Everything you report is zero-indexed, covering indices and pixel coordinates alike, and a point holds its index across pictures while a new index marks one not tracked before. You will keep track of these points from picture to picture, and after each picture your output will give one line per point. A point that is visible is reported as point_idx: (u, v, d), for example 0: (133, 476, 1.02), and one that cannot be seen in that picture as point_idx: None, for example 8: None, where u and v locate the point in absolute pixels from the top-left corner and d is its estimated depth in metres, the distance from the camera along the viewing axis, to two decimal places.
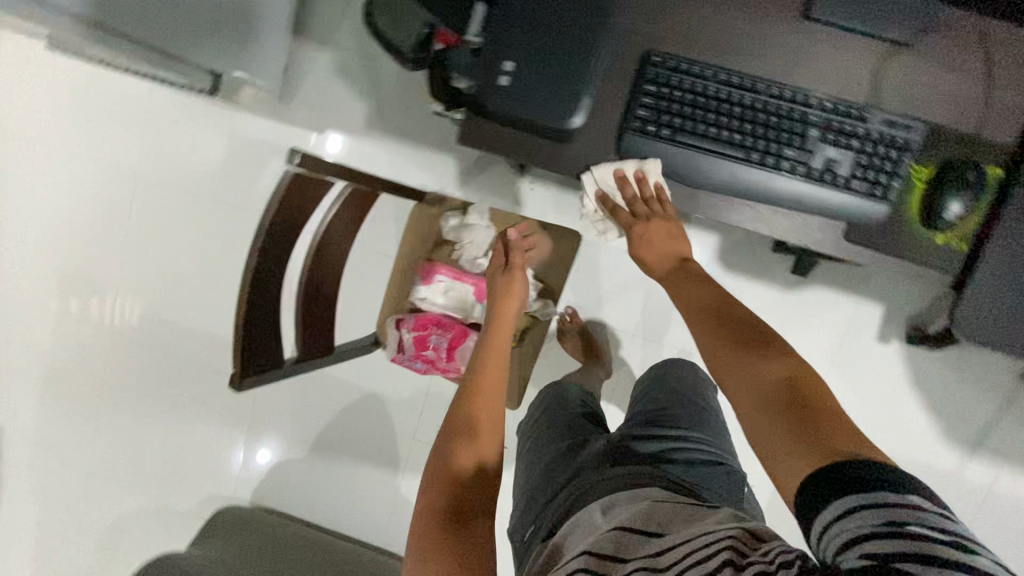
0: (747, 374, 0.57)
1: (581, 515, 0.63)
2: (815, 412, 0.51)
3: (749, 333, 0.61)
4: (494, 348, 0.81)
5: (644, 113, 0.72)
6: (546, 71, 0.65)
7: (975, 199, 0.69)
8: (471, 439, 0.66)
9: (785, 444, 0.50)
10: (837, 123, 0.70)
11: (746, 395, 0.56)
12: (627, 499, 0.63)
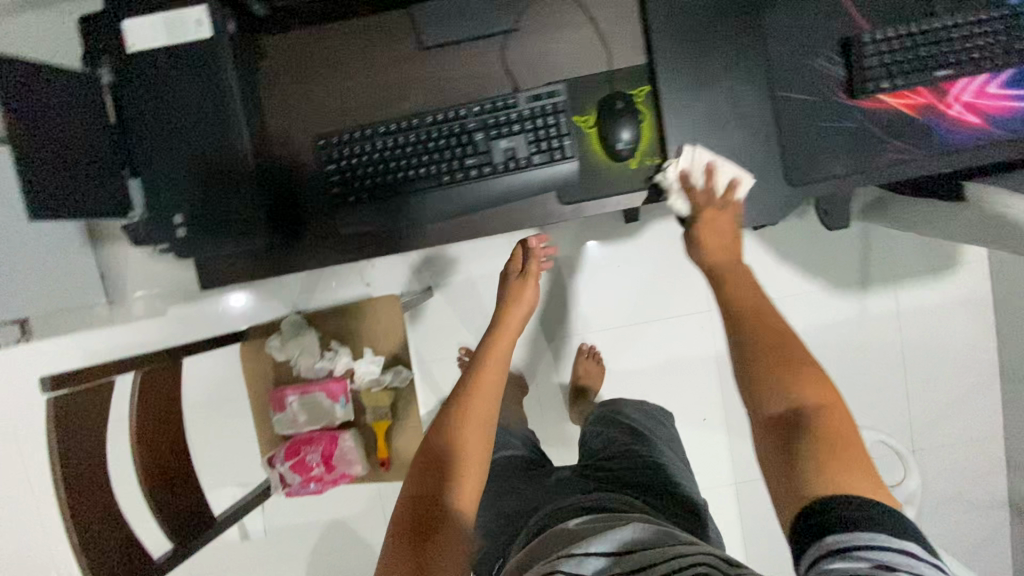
0: (804, 379, 0.59)
1: (561, 531, 0.73)
2: (839, 444, 0.53)
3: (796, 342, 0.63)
4: (491, 373, 0.77)
5: (339, 187, 0.77)
6: (217, 207, 0.70)
7: (636, 121, 0.76)
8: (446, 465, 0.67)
9: (791, 463, 0.53)
10: (494, 118, 0.76)
11: (771, 421, 0.58)
12: (602, 520, 0.73)
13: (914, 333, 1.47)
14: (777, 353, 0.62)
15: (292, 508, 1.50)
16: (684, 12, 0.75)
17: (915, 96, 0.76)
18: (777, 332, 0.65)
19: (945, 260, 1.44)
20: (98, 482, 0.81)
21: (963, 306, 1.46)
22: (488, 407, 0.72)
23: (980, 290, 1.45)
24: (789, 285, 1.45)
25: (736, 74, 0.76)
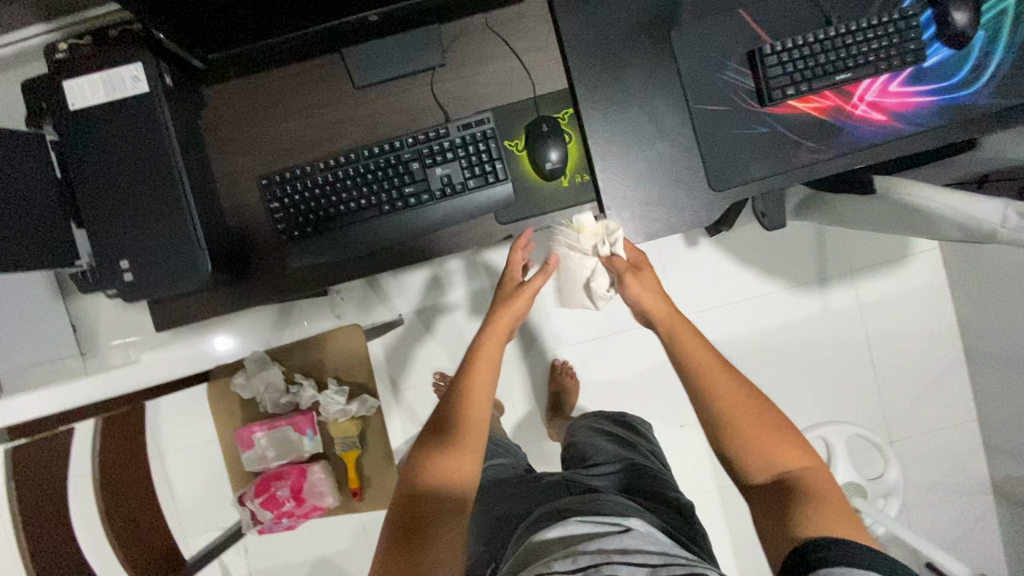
0: (755, 457, 0.64)
1: (560, 533, 0.72)
2: (820, 500, 0.59)
3: (749, 407, 0.66)
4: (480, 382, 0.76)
5: (286, 223, 0.81)
6: (164, 249, 0.73)
7: (562, 141, 0.80)
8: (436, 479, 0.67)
9: (786, 521, 0.58)
10: (428, 148, 0.81)
11: (756, 484, 0.64)
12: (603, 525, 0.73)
13: (875, 325, 1.50)
14: (733, 436, 0.65)
15: (278, 547, 1.50)
16: (597, 39, 0.80)
17: (823, 100, 0.81)
18: (726, 401, 0.66)
19: (897, 252, 1.48)
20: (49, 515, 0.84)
21: (920, 294, 1.49)
22: (480, 420, 0.73)
23: (934, 277, 1.49)
24: (748, 287, 1.48)
25: (651, 91, 0.80)
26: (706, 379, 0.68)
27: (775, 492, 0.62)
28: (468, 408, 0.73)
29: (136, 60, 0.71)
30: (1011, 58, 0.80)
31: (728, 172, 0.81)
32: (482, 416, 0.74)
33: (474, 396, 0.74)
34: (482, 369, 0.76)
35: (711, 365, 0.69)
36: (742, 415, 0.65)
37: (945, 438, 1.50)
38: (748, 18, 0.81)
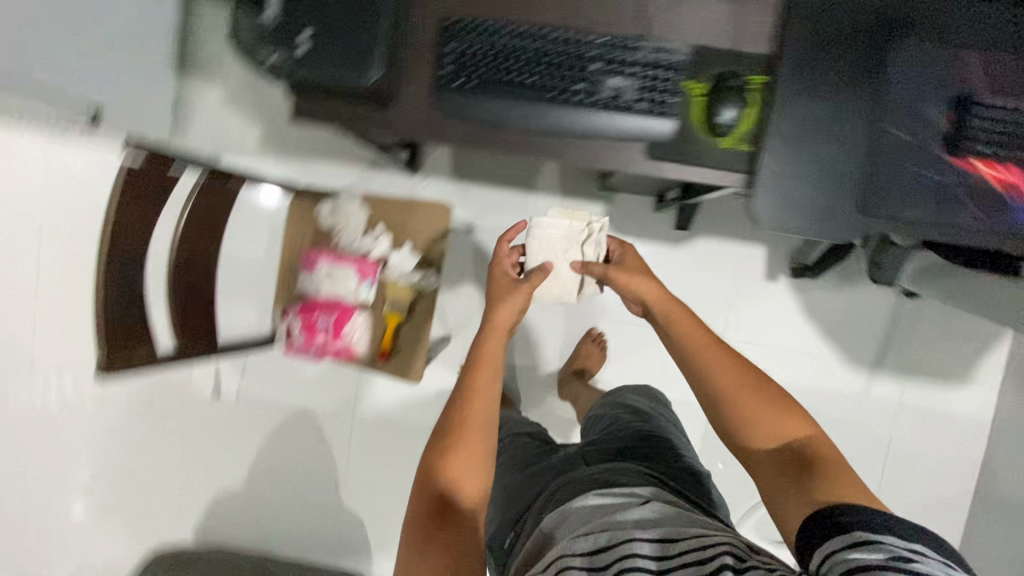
0: (763, 432, 0.77)
1: (575, 512, 0.85)
2: (827, 471, 0.70)
3: (751, 391, 0.80)
4: (485, 366, 0.86)
5: (451, 68, 0.81)
6: (347, 43, 0.80)
7: (741, 104, 0.79)
8: (449, 468, 0.76)
9: (797, 489, 0.70)
10: (618, 55, 0.79)
11: (765, 455, 0.77)
12: (615, 506, 0.84)
13: (904, 424, 1.48)
14: (742, 418, 0.79)
15: (276, 377, 1.57)
16: (816, 22, 0.78)
17: (1005, 172, 0.77)
18: (731, 385, 0.81)
19: (952, 363, 1.46)
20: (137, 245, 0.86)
21: (956, 410, 1.47)
22: (484, 417, 0.81)
23: (978, 402, 1.46)
24: (800, 337, 1.47)
25: (839, 95, 0.79)
26: (716, 375, 0.82)
27: (783, 459, 0.75)
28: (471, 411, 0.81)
29: None
30: None
31: (880, 201, 0.79)
32: (488, 416, 0.82)
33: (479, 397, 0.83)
34: (485, 370, 0.85)
35: (719, 350, 0.84)
36: (748, 396, 0.79)
37: None
38: (968, 62, 0.78)
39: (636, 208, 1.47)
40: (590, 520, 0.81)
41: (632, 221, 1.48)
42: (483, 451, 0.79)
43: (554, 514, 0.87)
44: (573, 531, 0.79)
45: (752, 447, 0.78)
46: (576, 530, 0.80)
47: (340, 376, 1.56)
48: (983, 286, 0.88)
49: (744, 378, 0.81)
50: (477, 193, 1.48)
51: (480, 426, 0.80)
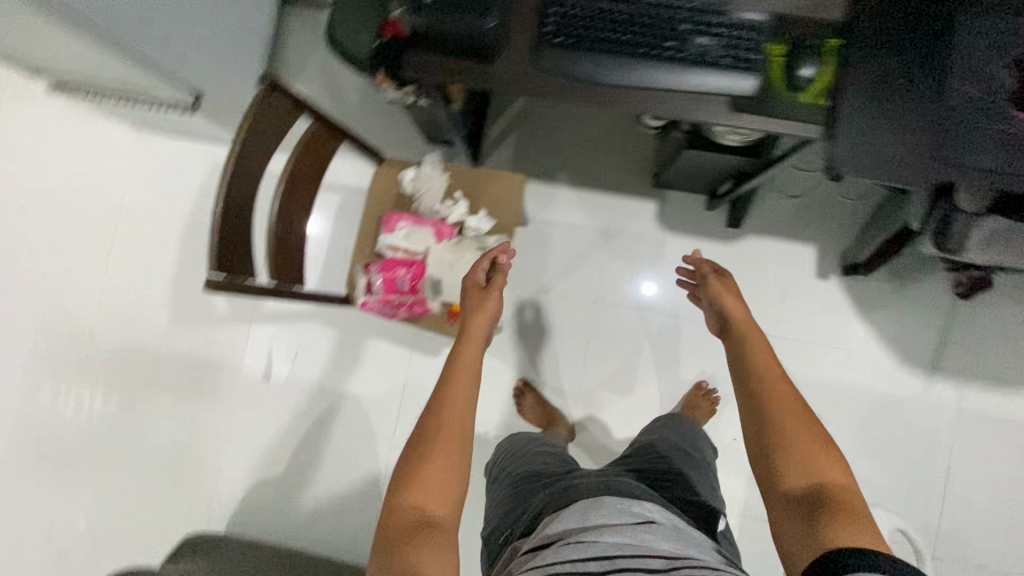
0: (790, 468, 0.77)
1: (583, 517, 0.76)
2: (837, 508, 0.72)
3: (803, 430, 0.80)
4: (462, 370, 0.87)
5: (552, 26, 0.90)
6: None
7: (818, 62, 0.87)
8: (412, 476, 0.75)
9: (814, 531, 0.70)
10: (705, 19, 0.89)
11: (794, 458, 0.78)
12: (631, 511, 0.76)
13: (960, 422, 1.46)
14: (777, 444, 0.80)
15: (328, 359, 1.58)
16: (917, 38, 0.87)
17: None
18: (781, 420, 0.82)
19: (1002, 362, 1.46)
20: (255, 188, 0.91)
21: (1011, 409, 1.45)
22: (460, 420, 0.81)
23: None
24: (852, 332, 1.48)
25: (949, 103, 0.85)
26: (775, 414, 0.82)
27: (807, 482, 0.76)
28: (446, 410, 0.81)
29: None
30: None
31: (948, 146, 0.85)
32: (466, 417, 0.82)
33: (460, 390, 0.84)
34: (462, 374, 0.86)
35: (794, 409, 0.83)
36: (796, 434, 0.80)
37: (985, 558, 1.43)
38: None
39: (689, 207, 1.54)
40: (610, 519, 0.74)
41: (683, 220, 1.54)
42: (456, 453, 0.78)
43: (569, 511, 0.79)
44: (586, 523, 0.73)
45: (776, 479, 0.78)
46: (587, 527, 0.72)
47: (386, 358, 1.57)
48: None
49: (785, 418, 0.82)
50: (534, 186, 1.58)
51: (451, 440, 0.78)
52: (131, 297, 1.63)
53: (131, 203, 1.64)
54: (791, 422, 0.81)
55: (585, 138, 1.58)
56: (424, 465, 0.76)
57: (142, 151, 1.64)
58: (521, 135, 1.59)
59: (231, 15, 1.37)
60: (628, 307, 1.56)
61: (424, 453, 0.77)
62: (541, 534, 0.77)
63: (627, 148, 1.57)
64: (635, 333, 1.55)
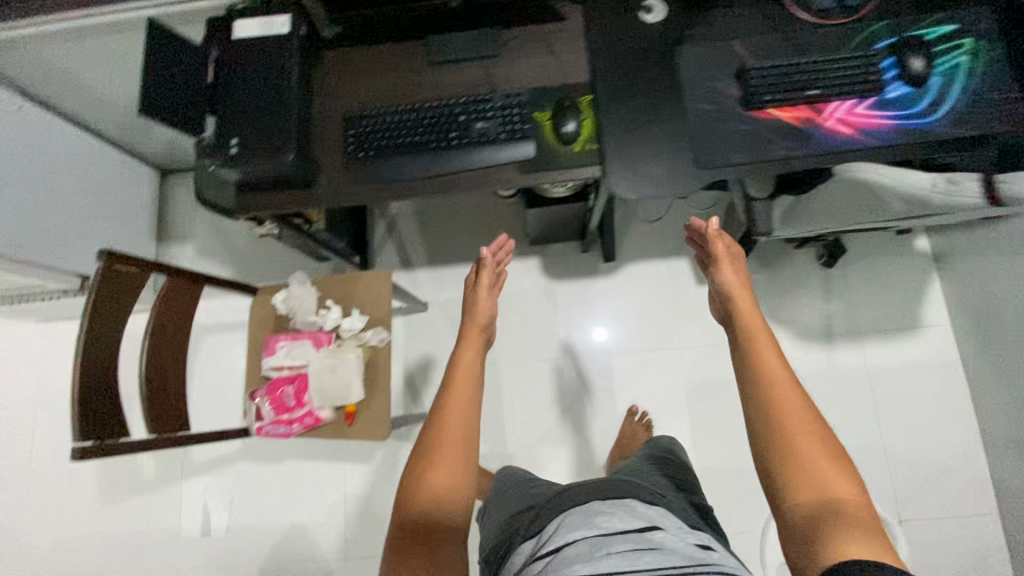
0: (797, 479, 0.73)
1: (578, 525, 0.69)
2: (845, 518, 0.69)
3: (809, 440, 0.75)
4: (458, 392, 0.92)
5: (354, 143, 1.03)
6: (266, 139, 0.96)
7: (579, 117, 1.00)
8: (418, 490, 0.83)
9: (825, 542, 0.67)
10: (477, 106, 1.03)
11: (803, 464, 0.74)
12: (636, 513, 0.71)
13: (865, 379, 1.53)
14: (786, 455, 0.75)
15: (266, 493, 1.57)
16: (654, 74, 1.01)
17: (797, 110, 0.98)
18: (789, 425, 0.77)
19: (881, 314, 1.57)
20: (117, 353, 0.98)
21: (905, 354, 1.54)
22: (462, 433, 0.88)
23: (918, 340, 1.55)
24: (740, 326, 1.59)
25: (695, 119, 0.99)
26: (777, 417, 0.77)
27: (817, 491, 0.72)
28: (447, 426, 0.88)
29: (287, 16, 1.00)
30: (964, 97, 0.96)
31: (707, 152, 0.98)
32: (468, 431, 0.89)
33: (458, 405, 0.90)
34: (459, 391, 0.92)
35: (801, 412, 0.78)
36: (806, 445, 0.75)
37: (936, 502, 1.45)
38: (746, 62, 0.99)
39: (565, 255, 1.67)
40: (619, 526, 0.68)
41: (565, 267, 1.66)
42: (461, 464, 0.86)
43: (572, 515, 0.72)
44: (596, 529, 0.67)
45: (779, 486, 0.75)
46: (579, 543, 0.66)
47: (322, 476, 1.57)
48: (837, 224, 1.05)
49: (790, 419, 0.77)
50: (423, 274, 1.69)
51: (453, 453, 0.86)
52: (52, 490, 1.60)
53: (40, 396, 1.65)
54: (796, 423, 0.77)
55: (458, 218, 1.71)
56: (429, 477, 0.84)
57: (47, 342, 1.68)
58: (399, 232, 1.72)
59: (102, 199, 1.49)
60: (541, 358, 1.62)
61: (427, 467, 0.85)
62: (546, 544, 0.69)
63: (498, 216, 1.70)
64: (555, 381, 1.60)
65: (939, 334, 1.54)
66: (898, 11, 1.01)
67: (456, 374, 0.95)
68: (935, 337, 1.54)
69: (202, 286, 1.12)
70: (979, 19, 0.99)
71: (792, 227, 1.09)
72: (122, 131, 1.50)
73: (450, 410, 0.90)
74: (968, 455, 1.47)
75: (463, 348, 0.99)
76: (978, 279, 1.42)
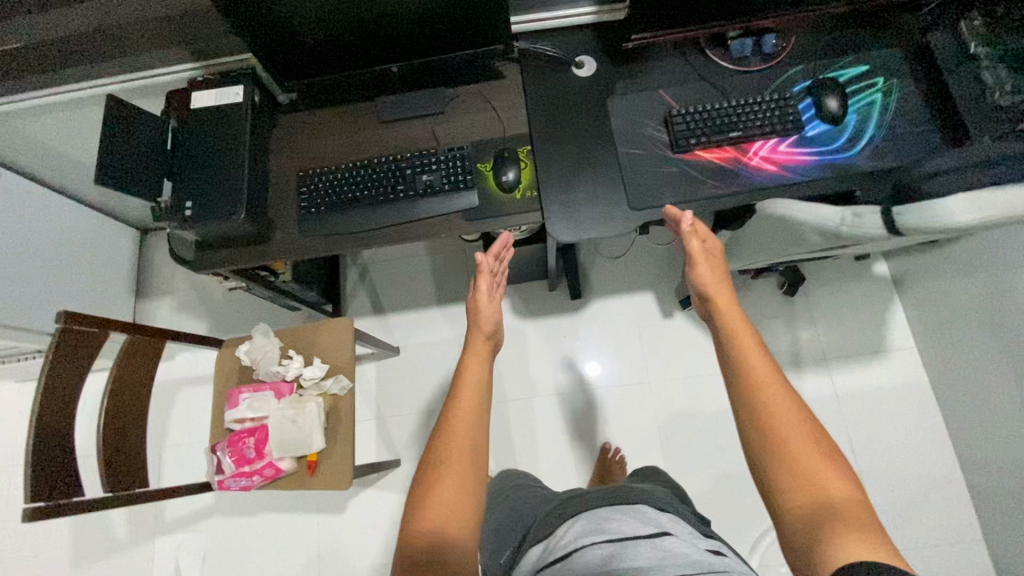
0: (794, 484, 0.63)
1: (583, 533, 0.65)
2: (850, 523, 0.59)
3: (804, 438, 0.66)
4: (467, 394, 0.79)
5: (306, 199, 1.08)
6: (218, 199, 1.01)
7: (518, 166, 1.05)
8: (426, 505, 0.68)
9: (824, 548, 0.57)
10: (422, 160, 1.08)
11: (803, 467, 0.63)
12: (649, 518, 0.65)
13: (837, 404, 1.53)
14: (779, 452, 0.65)
15: (239, 548, 1.54)
16: (587, 123, 1.07)
17: (723, 151, 1.03)
18: (781, 425, 0.67)
19: (846, 338, 1.58)
20: (73, 412, 1.00)
21: (874, 377, 1.54)
22: (471, 438, 0.75)
23: (885, 362, 1.55)
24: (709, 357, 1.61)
25: (627, 164, 1.04)
26: (767, 418, 0.68)
27: (820, 498, 0.61)
28: (455, 431, 0.75)
29: (241, 86, 1.07)
30: (880, 131, 1.01)
31: (641, 194, 1.02)
32: (478, 437, 0.76)
33: (466, 409, 0.77)
34: (468, 393, 0.79)
35: (793, 411, 0.68)
36: (800, 444, 0.65)
37: (920, 530, 1.42)
38: (673, 108, 1.06)
39: (532, 294, 1.70)
40: (629, 530, 0.62)
41: (533, 306, 1.69)
42: (470, 472, 0.71)
43: (581, 521, 0.67)
44: (605, 534, 0.62)
45: (774, 490, 0.65)
46: (580, 550, 0.62)
47: (296, 528, 1.55)
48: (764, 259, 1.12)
49: (795, 416, 0.67)
50: (394, 318, 1.72)
51: (467, 462, 0.72)
52: (23, 556, 1.57)
53: (14, 460, 1.65)
54: (794, 423, 0.67)
55: (428, 263, 1.76)
56: (436, 488, 0.69)
57: (26, 402, 1.70)
58: (371, 279, 1.77)
59: (80, 261, 1.55)
60: (512, 398, 1.62)
61: (435, 476, 0.70)
62: (555, 548, 0.65)
63: (466, 260, 1.75)
64: (527, 420, 1.60)
65: (905, 356, 1.55)
66: (812, 56, 1.07)
67: (461, 380, 0.82)
68: (902, 358, 1.55)
69: (163, 343, 1.15)
70: (889, 58, 1.05)
71: (734, 261, 1.20)
72: (102, 196, 1.58)
73: (457, 414, 0.76)
74: (947, 477, 1.45)
75: (469, 355, 0.87)
76: (936, 300, 1.44)
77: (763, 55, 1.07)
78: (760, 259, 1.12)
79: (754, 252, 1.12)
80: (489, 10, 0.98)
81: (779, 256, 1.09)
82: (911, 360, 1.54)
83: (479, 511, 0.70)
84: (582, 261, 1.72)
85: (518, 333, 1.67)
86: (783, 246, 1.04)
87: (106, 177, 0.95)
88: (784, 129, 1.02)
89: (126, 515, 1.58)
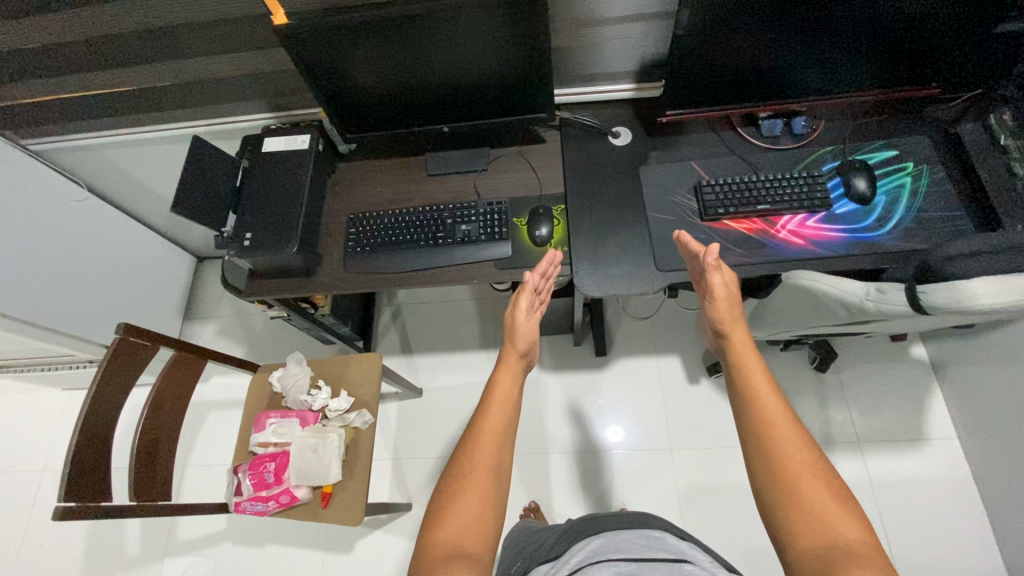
0: (803, 525, 0.64)
1: (600, 550, 0.65)
2: (861, 565, 0.59)
3: (814, 480, 0.66)
4: (494, 410, 0.80)
5: (353, 239, 1.17)
6: (274, 233, 1.11)
7: (552, 222, 1.11)
8: (444, 518, 0.70)
9: None
10: (462, 210, 1.16)
11: (814, 508, 0.64)
12: (667, 547, 0.65)
13: (871, 491, 1.45)
14: (787, 493, 0.66)
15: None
16: (619, 188, 1.13)
17: (752, 222, 1.07)
18: (792, 466, 0.67)
19: (881, 421, 1.52)
20: (115, 418, 1.07)
21: (912, 466, 1.46)
22: (495, 455, 0.75)
23: (924, 450, 1.48)
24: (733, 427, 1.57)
25: (657, 227, 1.09)
26: (779, 456, 0.68)
27: (830, 541, 0.62)
28: (480, 446, 0.76)
29: (308, 136, 1.19)
30: (911, 214, 1.03)
31: (669, 256, 1.06)
32: (501, 454, 0.76)
33: (491, 426, 0.78)
34: (494, 408, 0.80)
35: (804, 451, 0.68)
36: (808, 489, 0.65)
37: None
38: (702, 179, 1.11)
39: (557, 348, 1.72)
40: (645, 554, 0.62)
41: (557, 360, 1.71)
42: (491, 488, 0.72)
43: (598, 541, 0.68)
44: (621, 553, 0.63)
45: (785, 530, 0.65)
46: (596, 562, 0.62)
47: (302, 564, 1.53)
48: (787, 330, 1.13)
49: (807, 456, 0.68)
50: (420, 360, 1.76)
51: (486, 477, 0.73)
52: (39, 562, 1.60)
53: (52, 465, 1.72)
54: (806, 464, 0.67)
55: (458, 309, 1.82)
56: (458, 500, 0.71)
57: (69, 409, 1.80)
58: (402, 320, 1.83)
59: (141, 281, 1.69)
60: (529, 451, 1.61)
61: (457, 489, 0.72)
62: (568, 562, 0.65)
63: (495, 309, 1.80)
64: (542, 476, 1.57)
65: (947, 447, 1.47)
66: (842, 139, 1.12)
67: (491, 396, 0.82)
68: (943, 449, 1.47)
69: (204, 362, 1.22)
70: (920, 146, 1.09)
71: (760, 329, 1.22)
72: (171, 224, 1.75)
73: (484, 429, 0.77)
74: None
75: (499, 371, 0.86)
76: (978, 389, 1.38)
77: (793, 136, 1.13)
78: (783, 330, 1.14)
79: (778, 322, 1.13)
80: (539, 86, 1.08)
81: (804, 328, 1.10)
82: (952, 452, 1.46)
83: (496, 527, 0.71)
84: (609, 319, 1.75)
85: (538, 386, 1.68)
86: (807, 319, 1.05)
87: (181, 207, 1.05)
88: (811, 205, 1.05)
89: (142, 532, 1.61)
